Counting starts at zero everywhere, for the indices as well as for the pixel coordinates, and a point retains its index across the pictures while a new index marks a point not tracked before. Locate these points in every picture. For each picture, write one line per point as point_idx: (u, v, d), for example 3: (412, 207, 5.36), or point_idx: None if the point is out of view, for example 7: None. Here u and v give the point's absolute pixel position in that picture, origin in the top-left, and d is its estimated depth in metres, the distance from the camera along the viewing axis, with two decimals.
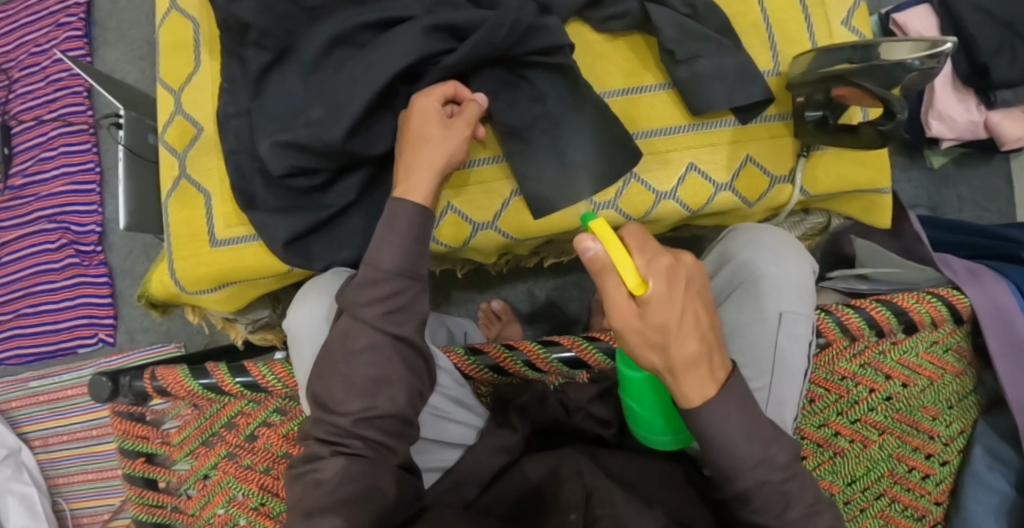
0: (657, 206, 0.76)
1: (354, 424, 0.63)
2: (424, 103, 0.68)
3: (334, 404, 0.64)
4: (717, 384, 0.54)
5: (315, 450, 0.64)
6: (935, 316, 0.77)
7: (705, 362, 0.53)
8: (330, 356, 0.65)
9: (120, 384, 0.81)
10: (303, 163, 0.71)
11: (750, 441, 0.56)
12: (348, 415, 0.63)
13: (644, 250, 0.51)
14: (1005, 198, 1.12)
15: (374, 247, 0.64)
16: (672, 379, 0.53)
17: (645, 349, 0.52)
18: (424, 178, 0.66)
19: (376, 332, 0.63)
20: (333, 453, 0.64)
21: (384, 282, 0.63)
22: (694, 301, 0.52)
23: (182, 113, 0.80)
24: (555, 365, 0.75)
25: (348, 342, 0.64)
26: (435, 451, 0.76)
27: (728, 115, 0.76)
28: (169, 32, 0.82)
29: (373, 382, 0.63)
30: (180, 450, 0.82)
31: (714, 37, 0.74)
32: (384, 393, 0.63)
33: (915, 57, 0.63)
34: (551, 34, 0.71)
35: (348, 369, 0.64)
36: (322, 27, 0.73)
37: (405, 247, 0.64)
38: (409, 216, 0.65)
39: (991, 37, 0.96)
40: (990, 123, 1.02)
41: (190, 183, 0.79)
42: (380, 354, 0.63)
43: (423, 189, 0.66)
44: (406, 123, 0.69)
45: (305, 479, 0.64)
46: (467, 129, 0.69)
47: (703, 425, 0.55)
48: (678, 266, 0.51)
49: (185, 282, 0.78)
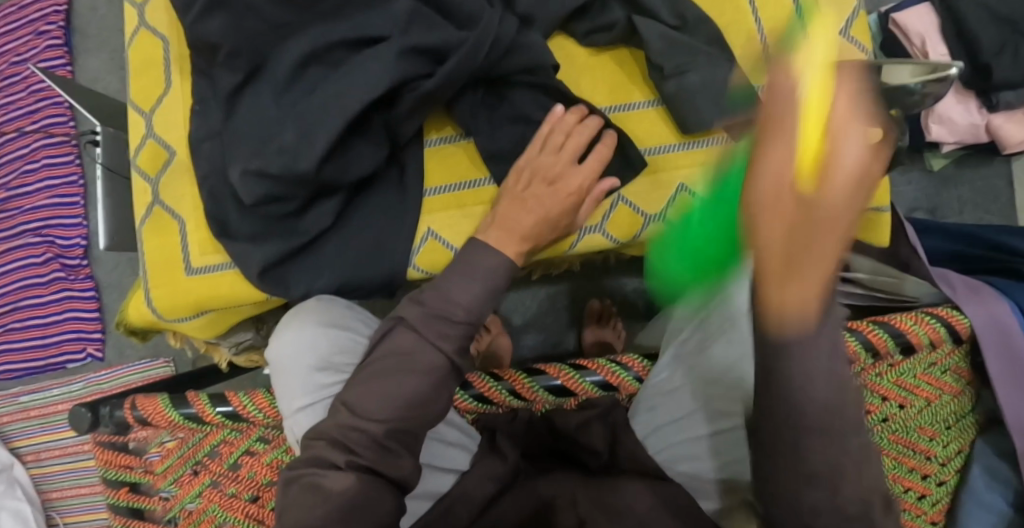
0: (646, 228, 0.74)
1: (387, 434, 0.60)
2: (575, 171, 0.69)
3: (362, 409, 0.61)
4: (822, 315, 0.41)
5: (327, 455, 0.60)
6: (934, 338, 0.75)
7: (828, 291, 0.40)
8: (370, 369, 0.62)
9: (100, 414, 0.80)
10: (276, 191, 0.68)
11: (829, 384, 0.43)
12: (381, 423, 0.60)
13: (856, 103, 0.38)
14: (1006, 200, 1.09)
15: (444, 280, 0.63)
16: (768, 285, 0.40)
17: (772, 212, 0.38)
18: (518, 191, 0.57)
19: (438, 354, 0.62)
20: (348, 463, 0.60)
21: (451, 314, 0.62)
22: (870, 197, 0.38)
23: (153, 137, 0.78)
24: (541, 393, 0.75)
25: (411, 359, 0.62)
26: (436, 478, 0.73)
27: (721, 133, 0.72)
28: (138, 51, 0.80)
29: (411, 407, 0.61)
30: (164, 478, 0.80)
31: (703, 49, 0.71)
32: (434, 406, 0.62)
33: (917, 80, 0.61)
34: (531, 52, 0.69)
35: (373, 386, 0.61)
36: (294, 45, 0.70)
37: (480, 289, 0.63)
38: (486, 258, 0.65)
39: (994, 36, 0.93)
40: (991, 126, 0.98)
41: (164, 209, 0.77)
42: (436, 378, 0.62)
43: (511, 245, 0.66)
44: (518, 174, 0.70)
45: (305, 483, 0.60)
46: (574, 225, 0.71)
47: (788, 355, 0.43)
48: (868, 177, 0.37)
49: (162, 311, 0.76)
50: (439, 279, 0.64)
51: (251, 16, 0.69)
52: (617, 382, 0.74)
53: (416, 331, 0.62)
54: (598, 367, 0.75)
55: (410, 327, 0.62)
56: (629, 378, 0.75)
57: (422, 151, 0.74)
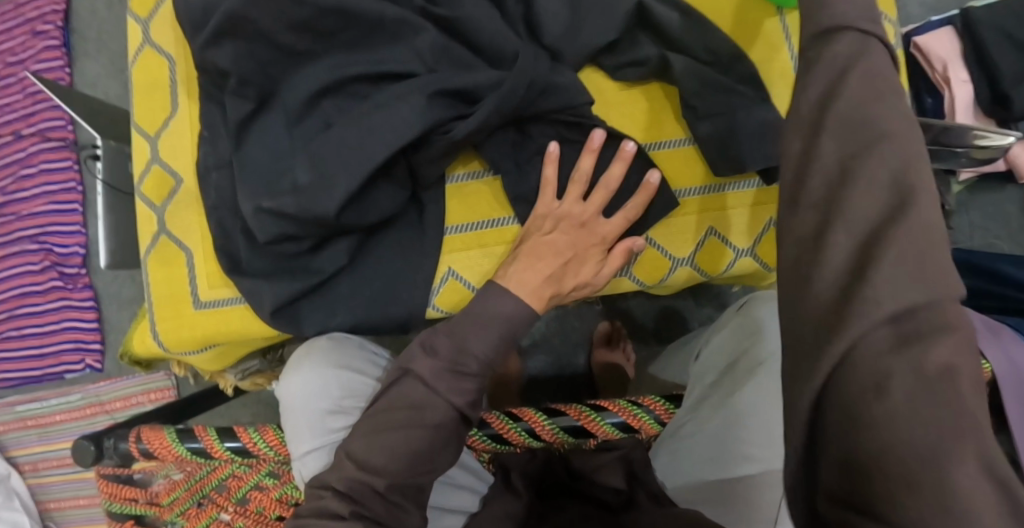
0: (673, 274, 0.72)
1: (390, 487, 0.59)
2: (601, 220, 0.68)
3: (368, 464, 0.60)
4: None
5: (332, 506, 0.59)
6: None
7: None
8: (375, 421, 0.61)
9: (103, 447, 0.78)
10: (290, 230, 0.66)
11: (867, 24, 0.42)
12: (384, 476, 0.59)
13: None
14: (1018, 226, 1.08)
15: (461, 331, 0.62)
16: None
17: None
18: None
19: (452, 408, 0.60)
20: (353, 514, 0.58)
21: (466, 363, 0.61)
22: None
23: (159, 162, 0.74)
24: (560, 435, 0.72)
25: (422, 415, 0.60)
26: (443, 520, 0.74)
27: (753, 176, 0.71)
28: (143, 71, 0.76)
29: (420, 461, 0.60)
30: (171, 510, 0.77)
31: (737, 89, 0.69)
32: (433, 465, 0.61)
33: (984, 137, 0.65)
34: (567, 93, 0.67)
35: (389, 437, 0.60)
36: (312, 77, 0.67)
37: (497, 339, 0.62)
38: (501, 308, 0.63)
39: (1014, 66, 0.93)
40: (1010, 155, 0.98)
41: (170, 238, 0.74)
42: (445, 434, 0.60)
43: (534, 295, 0.65)
44: (537, 223, 0.68)
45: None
46: (596, 276, 0.69)
47: None
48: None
49: (168, 345, 0.74)
50: (457, 328, 0.62)
51: (267, 43, 0.67)
52: (637, 425, 0.71)
53: (427, 385, 0.60)
54: (619, 410, 0.71)
55: (419, 380, 0.61)
56: (649, 421, 0.71)
57: (443, 187, 0.72)
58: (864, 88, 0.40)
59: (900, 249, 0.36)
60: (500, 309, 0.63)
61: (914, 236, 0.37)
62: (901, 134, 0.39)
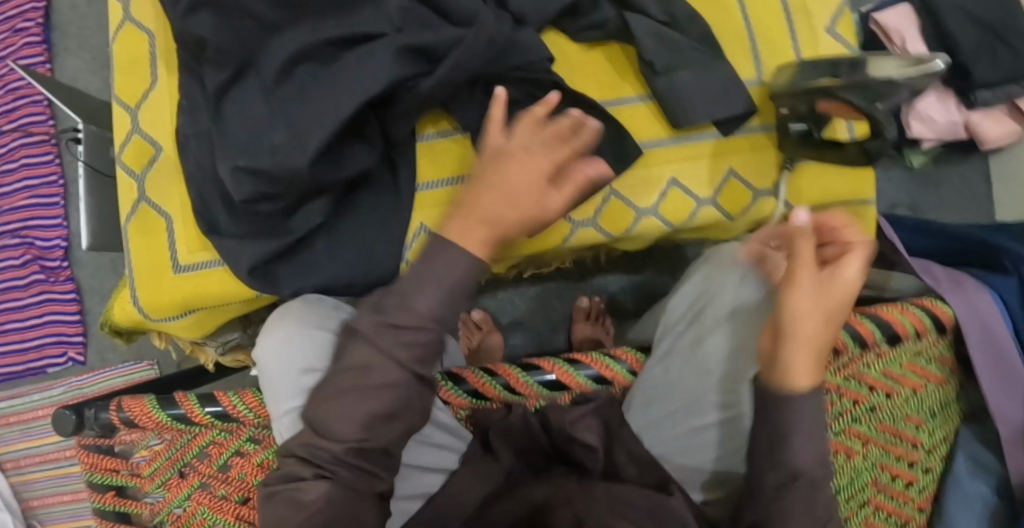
0: (638, 223, 0.74)
1: (347, 451, 0.61)
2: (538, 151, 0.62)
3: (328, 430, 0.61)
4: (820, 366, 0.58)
5: (296, 470, 0.63)
6: (918, 327, 0.77)
7: None
8: (335, 380, 0.61)
9: (84, 416, 0.78)
10: (267, 189, 0.68)
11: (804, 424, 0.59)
12: (340, 442, 0.61)
13: None
14: (985, 198, 1.11)
15: (408, 286, 0.60)
16: None
17: None
18: (807, 355, 0.57)
19: (397, 370, 0.60)
20: (315, 475, 0.62)
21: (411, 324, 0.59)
22: None
23: (139, 132, 0.76)
24: (535, 388, 0.74)
25: (365, 376, 0.60)
26: (419, 478, 0.74)
27: (710, 128, 0.74)
28: (123, 47, 0.77)
29: (378, 418, 0.61)
30: (152, 481, 0.79)
31: (692, 47, 0.73)
32: (387, 426, 0.61)
33: (902, 72, 0.61)
34: (526, 50, 0.70)
35: (343, 398, 0.61)
36: (285, 44, 0.69)
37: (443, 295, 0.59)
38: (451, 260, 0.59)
39: (973, 39, 0.95)
40: (970, 123, 1.01)
41: (151, 206, 0.75)
42: (397, 392, 0.60)
43: (476, 239, 0.60)
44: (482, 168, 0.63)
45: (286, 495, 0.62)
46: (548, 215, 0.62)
47: None
48: (833, 283, 0.58)
49: (148, 309, 0.75)
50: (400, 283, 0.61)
51: (240, 11, 0.69)
52: (610, 375, 0.74)
53: (374, 346, 0.59)
54: (591, 361, 0.74)
55: (365, 341, 0.60)
56: (622, 371, 0.74)
57: (414, 146, 0.74)
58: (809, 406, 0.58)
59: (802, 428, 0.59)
60: (447, 264, 0.59)
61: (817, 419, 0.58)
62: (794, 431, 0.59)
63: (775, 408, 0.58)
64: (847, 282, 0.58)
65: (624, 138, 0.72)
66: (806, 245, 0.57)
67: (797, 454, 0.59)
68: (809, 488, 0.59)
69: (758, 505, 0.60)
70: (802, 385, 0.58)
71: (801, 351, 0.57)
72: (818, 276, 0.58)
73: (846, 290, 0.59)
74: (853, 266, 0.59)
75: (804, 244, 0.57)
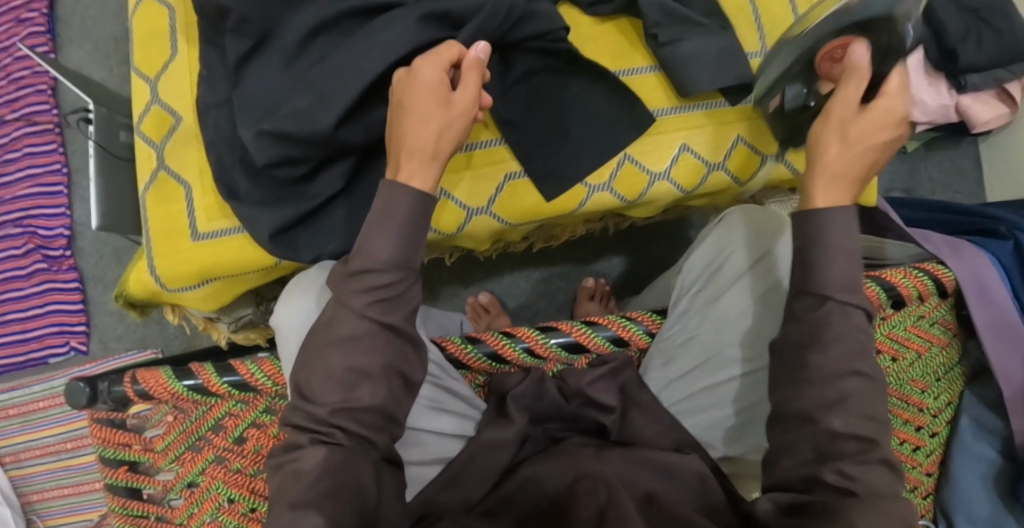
0: (651, 188, 0.78)
1: (332, 414, 0.63)
2: (425, 71, 0.65)
3: (311, 393, 0.63)
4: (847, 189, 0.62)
5: (295, 439, 0.64)
6: (922, 291, 0.78)
7: None
8: (330, 336, 0.63)
9: (98, 389, 0.77)
10: (292, 151, 0.70)
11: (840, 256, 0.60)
12: (325, 404, 0.63)
13: None
14: (973, 180, 1.16)
15: (365, 234, 0.64)
16: None
17: None
18: (833, 176, 0.62)
19: (365, 321, 0.63)
20: (312, 442, 0.63)
21: (369, 273, 0.63)
22: None
23: (158, 103, 0.78)
24: (554, 350, 0.74)
25: (332, 329, 0.63)
26: (431, 444, 0.73)
27: (718, 96, 0.79)
28: (142, 20, 0.79)
29: (352, 374, 0.63)
30: (165, 455, 0.78)
31: (701, 19, 0.77)
32: (364, 385, 0.63)
33: None
34: (544, 19, 0.73)
35: (327, 358, 0.63)
36: (307, 12, 0.71)
37: (399, 240, 0.63)
38: (404, 203, 0.64)
39: (958, 23, 0.97)
40: (960, 106, 1.04)
41: (169, 175, 0.76)
42: (365, 342, 0.63)
43: (419, 173, 0.65)
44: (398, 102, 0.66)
45: (285, 469, 0.63)
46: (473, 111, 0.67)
47: None
48: (870, 111, 0.62)
49: (166, 280, 0.75)
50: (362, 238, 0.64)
51: None
52: (628, 336, 0.75)
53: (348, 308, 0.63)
54: (609, 323, 0.75)
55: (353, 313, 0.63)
56: (639, 332, 0.75)
57: None
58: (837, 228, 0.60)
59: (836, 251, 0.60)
60: (402, 208, 0.64)
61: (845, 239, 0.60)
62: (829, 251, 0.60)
63: (802, 223, 0.61)
64: (883, 111, 0.62)
65: (638, 105, 0.76)
66: (854, 80, 0.64)
67: (828, 275, 0.60)
68: (844, 312, 0.59)
69: (791, 342, 0.61)
70: (825, 201, 0.61)
71: (830, 176, 0.62)
72: (856, 108, 0.63)
73: (880, 120, 0.62)
74: (889, 101, 0.62)
75: (852, 81, 0.64)
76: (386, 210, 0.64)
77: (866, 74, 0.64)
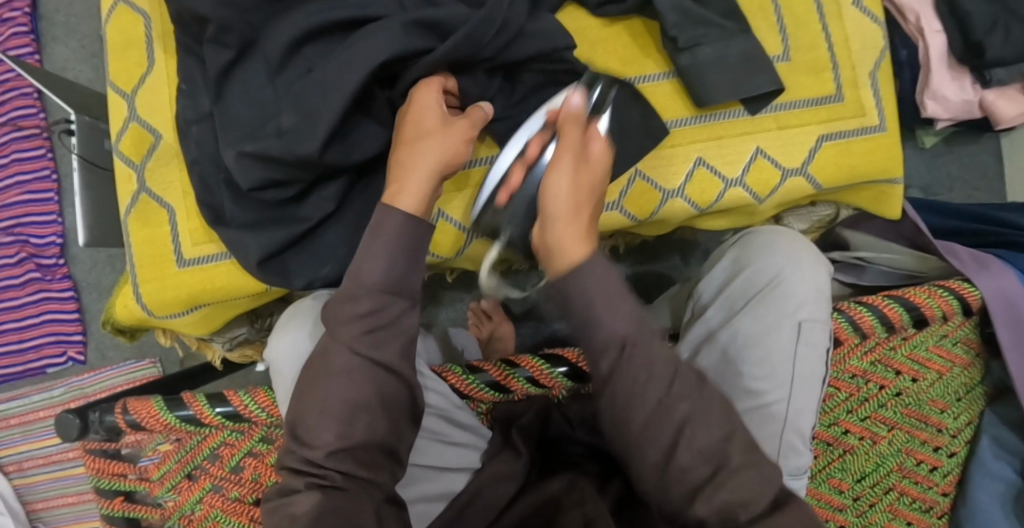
0: (663, 206, 0.76)
1: (328, 456, 0.59)
2: (424, 97, 0.65)
3: (305, 433, 0.60)
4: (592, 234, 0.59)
5: (290, 483, 0.60)
6: (946, 310, 0.75)
7: None
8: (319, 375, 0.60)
9: (89, 420, 0.75)
10: (276, 174, 0.66)
11: (608, 305, 0.56)
12: (320, 446, 0.59)
13: None
14: (994, 176, 1.12)
15: (357, 260, 0.61)
16: None
17: None
18: (571, 222, 0.58)
19: (355, 356, 0.59)
20: (308, 486, 0.59)
21: (363, 296, 0.59)
22: None
23: (136, 120, 0.74)
24: (559, 380, 0.70)
25: (326, 361, 0.60)
26: (435, 478, 0.70)
27: (737, 105, 0.75)
28: (117, 27, 0.75)
29: (347, 408, 0.59)
30: (161, 485, 0.76)
31: (716, 22, 0.74)
32: (360, 420, 0.60)
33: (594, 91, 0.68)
34: (545, 27, 0.69)
35: (320, 395, 0.60)
36: (290, 21, 0.66)
37: (392, 264, 0.60)
38: (395, 227, 0.60)
39: (984, 14, 0.91)
40: (984, 102, 0.99)
41: (151, 197, 0.73)
42: (355, 379, 0.59)
43: (412, 193, 0.61)
44: (403, 120, 0.66)
45: (278, 513, 0.59)
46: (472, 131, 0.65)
47: None
48: (590, 162, 0.61)
49: (152, 308, 0.72)
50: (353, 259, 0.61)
51: None
52: None
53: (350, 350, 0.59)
54: None
55: (347, 347, 0.60)
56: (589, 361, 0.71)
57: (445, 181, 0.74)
58: (598, 271, 0.57)
59: (598, 286, 0.57)
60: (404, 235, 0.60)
61: (601, 279, 0.57)
62: (600, 302, 0.56)
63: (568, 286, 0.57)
64: (601, 157, 0.61)
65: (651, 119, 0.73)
66: (574, 129, 0.62)
67: (608, 320, 0.56)
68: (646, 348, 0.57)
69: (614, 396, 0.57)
70: (578, 254, 0.57)
71: (569, 223, 0.58)
72: (580, 150, 0.61)
73: (601, 166, 0.61)
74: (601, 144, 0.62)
75: (572, 127, 0.62)
76: (375, 231, 0.60)
77: (581, 119, 0.63)
